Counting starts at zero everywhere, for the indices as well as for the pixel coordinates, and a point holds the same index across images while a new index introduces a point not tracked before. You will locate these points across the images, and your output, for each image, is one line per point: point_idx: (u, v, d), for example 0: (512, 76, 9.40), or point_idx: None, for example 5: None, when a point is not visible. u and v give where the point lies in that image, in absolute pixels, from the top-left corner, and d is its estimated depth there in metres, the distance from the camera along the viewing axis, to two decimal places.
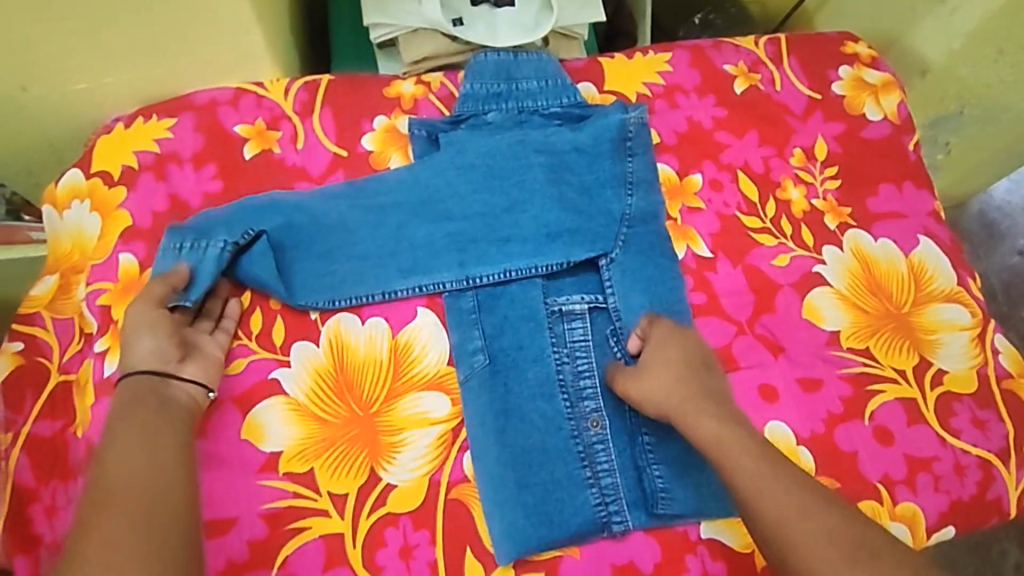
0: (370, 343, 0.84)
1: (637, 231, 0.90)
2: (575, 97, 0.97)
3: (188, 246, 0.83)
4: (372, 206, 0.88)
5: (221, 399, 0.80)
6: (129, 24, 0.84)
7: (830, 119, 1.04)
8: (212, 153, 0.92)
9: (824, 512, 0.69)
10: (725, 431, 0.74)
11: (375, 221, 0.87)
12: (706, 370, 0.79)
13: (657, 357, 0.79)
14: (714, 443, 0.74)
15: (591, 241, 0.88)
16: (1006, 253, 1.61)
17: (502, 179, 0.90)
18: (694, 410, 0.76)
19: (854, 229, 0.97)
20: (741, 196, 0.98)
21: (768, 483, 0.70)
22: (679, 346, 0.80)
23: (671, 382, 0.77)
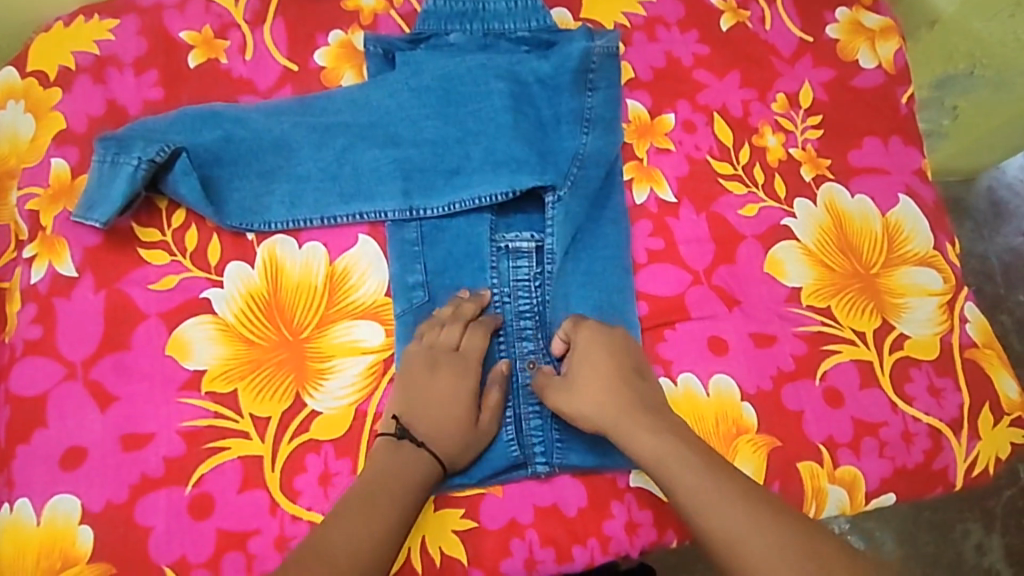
0: (306, 267, 0.80)
1: (591, 169, 0.85)
2: (545, 21, 0.91)
3: (110, 160, 0.77)
4: (319, 125, 0.84)
5: (147, 313, 0.77)
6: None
7: (819, 64, 0.97)
8: (154, 58, 0.87)
9: (775, 522, 0.65)
10: (673, 446, 0.71)
11: (318, 142, 0.84)
12: (637, 374, 0.76)
13: (586, 372, 0.76)
14: (654, 459, 0.71)
15: (540, 171, 0.82)
16: (1010, 234, 1.53)
17: (456, 106, 0.85)
18: (636, 428, 0.72)
19: (830, 182, 0.92)
20: (715, 140, 0.92)
21: (722, 501, 0.67)
22: (607, 351, 0.76)
23: (605, 398, 0.74)
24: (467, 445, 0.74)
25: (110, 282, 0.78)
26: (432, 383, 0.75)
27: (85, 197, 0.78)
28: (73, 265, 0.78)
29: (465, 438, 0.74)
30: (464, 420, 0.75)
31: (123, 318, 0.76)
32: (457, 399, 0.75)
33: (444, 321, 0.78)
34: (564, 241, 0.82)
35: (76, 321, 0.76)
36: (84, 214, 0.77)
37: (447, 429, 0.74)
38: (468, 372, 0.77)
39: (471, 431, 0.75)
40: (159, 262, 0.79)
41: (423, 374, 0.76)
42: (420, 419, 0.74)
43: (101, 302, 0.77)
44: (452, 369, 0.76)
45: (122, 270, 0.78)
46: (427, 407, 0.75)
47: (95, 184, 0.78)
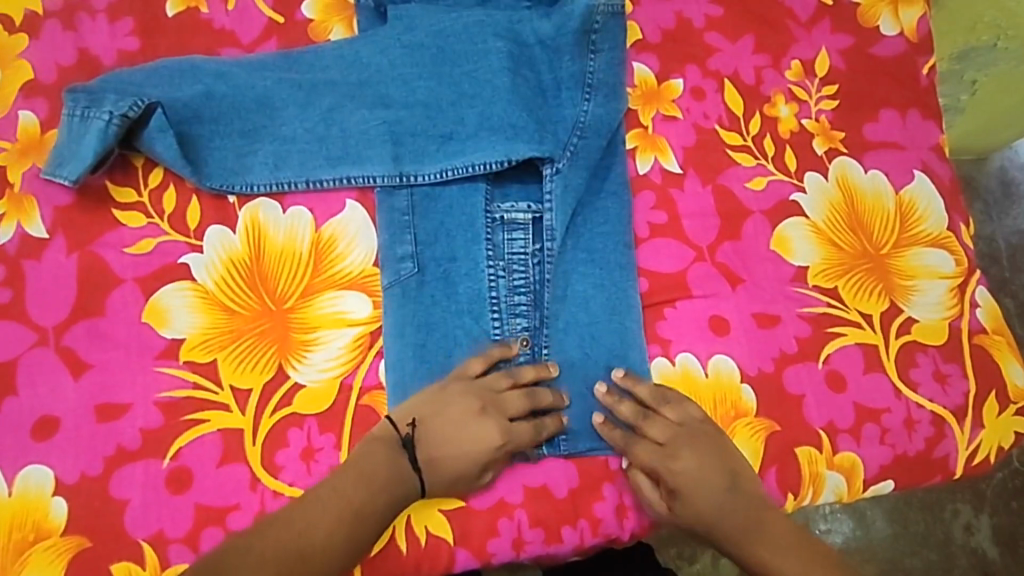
0: (290, 233, 0.77)
1: (589, 142, 0.81)
2: None
3: (80, 114, 0.73)
4: (306, 84, 0.80)
5: (123, 278, 0.73)
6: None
7: (838, 29, 0.91)
8: (129, 5, 0.82)
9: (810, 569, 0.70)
10: (779, 551, 0.71)
11: (304, 101, 0.80)
12: (731, 480, 0.72)
13: (693, 501, 0.71)
14: (762, 572, 0.71)
15: (537, 140, 0.78)
16: (1019, 216, 1.49)
17: (451, 65, 0.81)
18: (750, 544, 0.71)
19: (843, 156, 0.88)
20: (725, 108, 0.87)
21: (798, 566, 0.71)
22: (702, 467, 0.72)
23: (719, 519, 0.71)
24: (452, 489, 0.70)
25: (83, 244, 0.74)
26: (467, 429, 0.70)
27: (54, 153, 0.73)
28: (43, 226, 0.74)
29: (454, 488, 0.70)
30: (465, 470, 0.69)
31: (97, 282, 0.73)
32: (470, 453, 0.70)
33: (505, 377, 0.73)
34: (562, 214, 0.79)
35: (46, 284, 0.72)
36: (54, 172, 0.73)
37: (443, 466, 0.69)
38: (502, 436, 0.71)
39: (467, 484, 0.70)
40: (135, 225, 0.75)
41: (471, 420, 0.70)
42: (438, 443, 0.70)
43: (73, 265, 0.73)
44: (491, 426, 0.70)
45: (96, 232, 0.74)
46: (448, 441, 0.70)
47: (66, 139, 0.73)
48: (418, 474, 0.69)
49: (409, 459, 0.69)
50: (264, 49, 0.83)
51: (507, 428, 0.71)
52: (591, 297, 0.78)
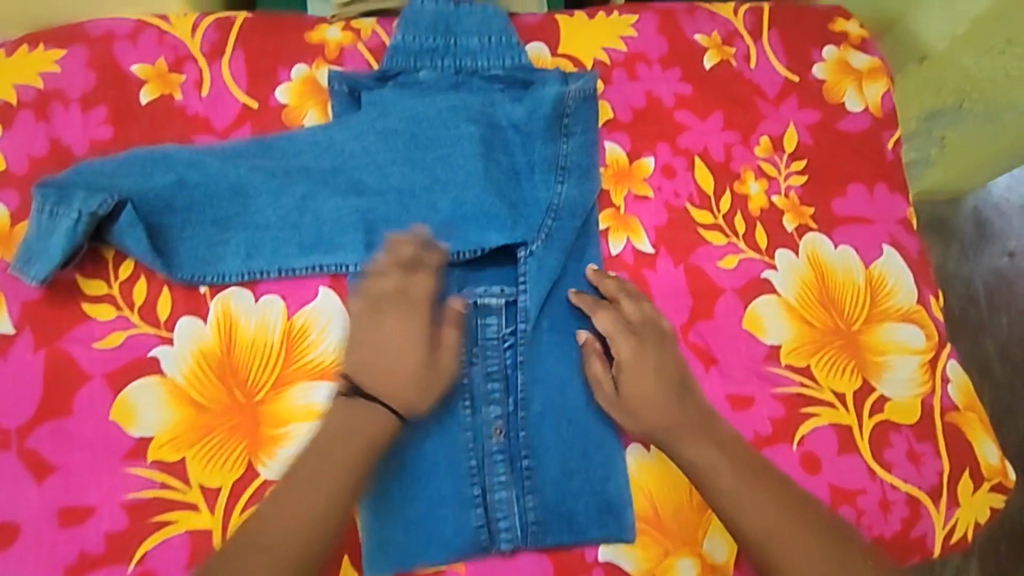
0: (262, 323, 0.77)
1: (563, 224, 0.82)
2: (519, 58, 0.87)
3: (49, 210, 0.73)
4: (278, 173, 0.80)
5: (92, 374, 0.73)
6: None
7: (804, 105, 0.93)
8: (102, 93, 0.82)
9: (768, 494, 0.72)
10: (711, 447, 0.74)
11: (275, 189, 0.79)
12: (681, 383, 0.76)
13: (639, 381, 0.76)
14: (701, 467, 0.73)
15: (510, 228, 0.80)
16: (994, 255, 1.49)
17: (423, 151, 0.82)
18: (687, 440, 0.74)
19: (813, 232, 0.89)
20: (695, 186, 0.89)
21: (753, 500, 0.71)
22: (653, 356, 0.77)
23: (663, 408, 0.75)
24: (422, 378, 0.71)
25: (51, 339, 0.73)
26: (401, 337, 0.71)
27: (24, 250, 0.73)
28: (11, 321, 0.73)
29: (422, 375, 0.71)
30: (421, 357, 0.71)
31: (65, 379, 0.72)
32: (414, 333, 0.71)
33: (384, 271, 0.73)
34: (537, 298, 0.79)
35: (13, 383, 0.71)
36: (23, 271, 0.73)
37: (397, 364, 0.71)
38: (421, 310, 0.72)
39: (431, 367, 0.72)
40: (106, 317, 0.75)
41: (386, 321, 0.71)
42: (372, 370, 0.71)
43: (40, 362, 0.72)
44: (414, 319, 0.72)
45: (65, 326, 0.74)
46: (381, 352, 0.71)
47: (35, 235, 0.73)
48: (380, 403, 0.70)
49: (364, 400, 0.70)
50: (237, 136, 0.83)
51: (400, 294, 0.72)
52: (567, 382, 0.78)
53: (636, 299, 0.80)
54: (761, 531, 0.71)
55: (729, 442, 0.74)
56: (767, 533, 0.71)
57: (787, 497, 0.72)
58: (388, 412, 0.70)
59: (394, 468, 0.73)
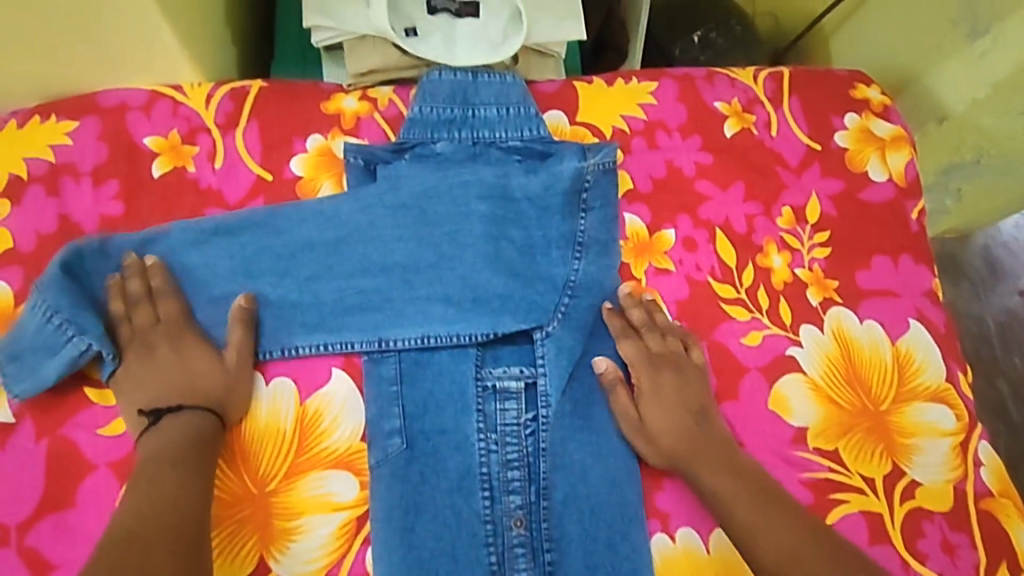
0: (274, 409, 0.75)
1: (579, 302, 0.81)
2: (538, 130, 0.85)
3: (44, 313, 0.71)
4: (284, 253, 0.78)
5: (96, 463, 0.71)
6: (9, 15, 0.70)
7: (827, 174, 0.91)
8: (114, 167, 0.80)
9: (779, 515, 0.71)
10: (730, 475, 0.74)
11: (283, 270, 0.78)
12: (699, 412, 0.78)
13: (660, 410, 0.77)
14: (721, 495, 0.73)
15: (522, 312, 0.79)
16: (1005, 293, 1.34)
17: (432, 227, 0.80)
18: (708, 467, 0.74)
19: (838, 307, 0.87)
20: (717, 259, 0.87)
21: (766, 525, 0.71)
22: (673, 386, 0.78)
23: (684, 435, 0.76)
24: (233, 386, 0.74)
25: (54, 427, 0.71)
26: (182, 361, 0.74)
27: (12, 356, 0.71)
28: (10, 410, 0.72)
29: (220, 381, 0.73)
30: (207, 362, 0.74)
31: (68, 470, 0.70)
32: (184, 356, 0.74)
33: (127, 313, 0.74)
34: (556, 381, 0.78)
35: (16, 474, 0.70)
36: (5, 379, 0.71)
37: (202, 374, 0.73)
38: (184, 329, 0.75)
39: (224, 372, 0.74)
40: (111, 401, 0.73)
41: (130, 366, 0.73)
42: (161, 394, 0.72)
43: (42, 451, 0.71)
44: (197, 340, 0.75)
45: (68, 412, 0.72)
46: (168, 383, 0.72)
47: (31, 336, 0.71)
48: (186, 413, 0.71)
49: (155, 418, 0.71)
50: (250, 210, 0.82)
51: (175, 323, 0.75)
52: (590, 468, 0.76)
53: (663, 329, 0.81)
54: (779, 557, 0.69)
55: (749, 472, 0.74)
56: (783, 557, 0.69)
57: (790, 513, 0.72)
58: (204, 413, 0.72)
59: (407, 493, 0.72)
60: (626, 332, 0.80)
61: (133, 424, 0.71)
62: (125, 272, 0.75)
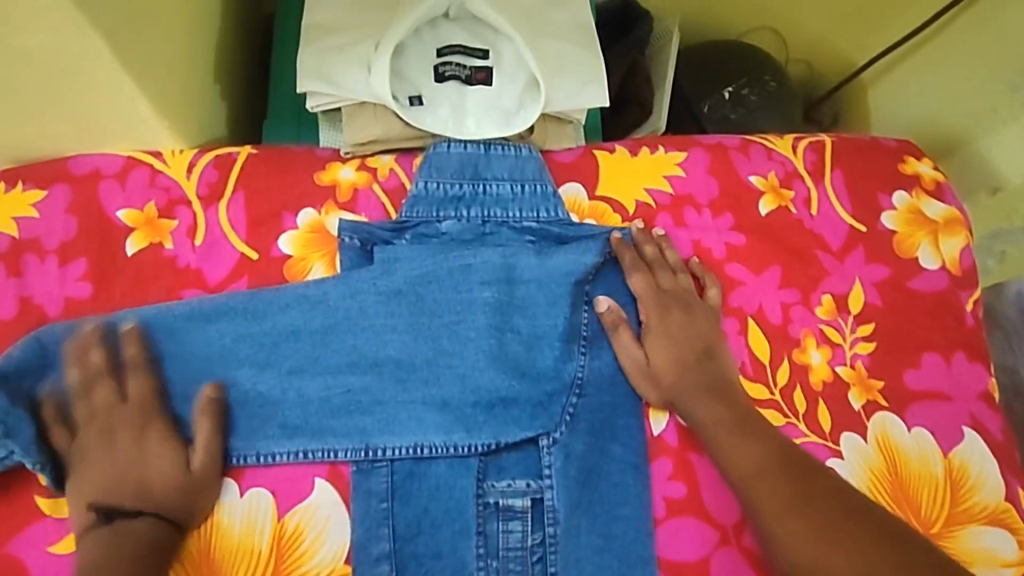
0: (249, 525, 0.66)
1: (589, 401, 0.72)
2: (556, 211, 0.77)
3: None
4: (264, 341, 0.70)
5: None
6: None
7: (872, 259, 0.83)
8: (84, 244, 0.73)
9: (759, 443, 0.68)
10: (721, 404, 0.70)
11: (263, 361, 0.70)
12: (705, 349, 0.73)
13: (667, 348, 0.73)
14: (710, 426, 0.70)
15: (528, 418, 0.70)
16: None
17: (430, 318, 0.72)
18: (703, 402, 0.71)
19: (884, 411, 0.78)
20: (749, 354, 0.78)
21: (742, 450, 0.68)
22: (683, 322, 0.74)
23: (684, 371, 0.72)
24: (197, 489, 0.65)
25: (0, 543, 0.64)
26: (138, 454, 0.64)
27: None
28: None
29: (180, 484, 0.64)
30: (169, 462, 0.65)
31: None
32: (144, 447, 0.65)
33: (88, 387, 0.66)
34: (565, 497, 0.69)
35: None
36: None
37: (159, 476, 0.64)
38: (150, 416, 0.66)
39: (185, 476, 0.65)
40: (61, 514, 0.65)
41: (87, 454, 0.65)
42: (117, 492, 0.63)
43: None
44: (161, 432, 0.66)
45: (15, 525, 0.65)
46: (122, 477, 0.64)
47: None
48: (143, 517, 0.63)
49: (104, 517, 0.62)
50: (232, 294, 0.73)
51: (144, 405, 0.66)
52: None
53: (673, 267, 0.77)
54: (753, 479, 0.67)
55: (749, 422, 0.70)
56: (754, 478, 0.67)
57: (767, 436, 0.69)
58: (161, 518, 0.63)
59: (377, 425, 0.69)
60: (636, 266, 0.76)
61: (82, 522, 0.63)
62: (82, 339, 0.67)
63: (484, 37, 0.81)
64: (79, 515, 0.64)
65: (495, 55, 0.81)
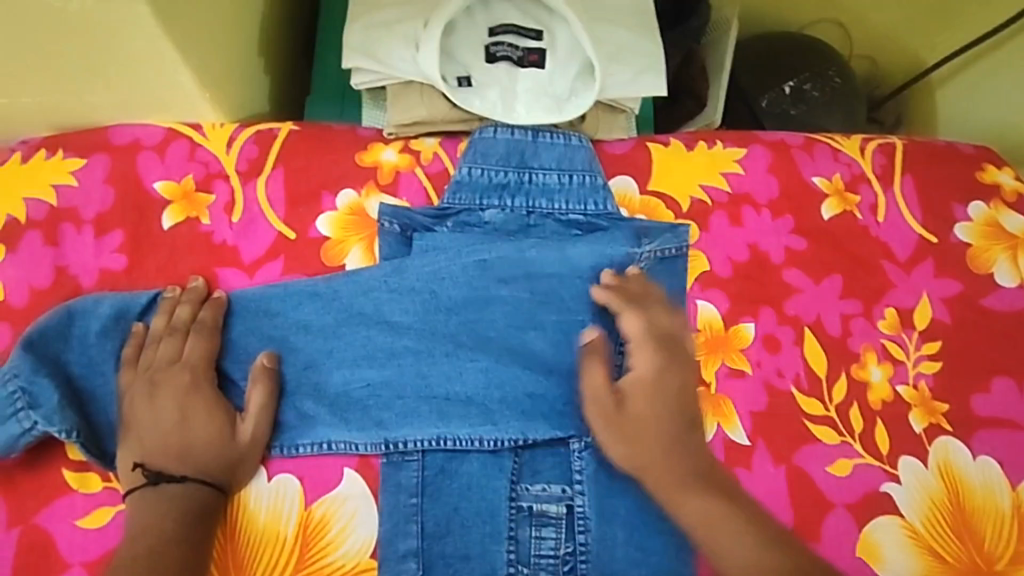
0: (275, 511, 0.64)
1: None
2: (605, 203, 0.73)
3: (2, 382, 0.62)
4: (282, 334, 0.67)
5: (66, 560, 0.61)
6: (28, 51, 0.62)
7: (942, 273, 0.77)
8: (121, 216, 0.71)
9: (772, 549, 0.59)
10: (717, 501, 0.62)
11: (278, 350, 0.67)
12: (689, 421, 0.66)
13: (655, 405, 0.65)
14: (700, 527, 0.61)
15: (558, 417, 0.67)
16: None
17: (446, 313, 0.68)
18: (692, 494, 0.62)
19: (947, 436, 0.72)
20: (804, 366, 0.73)
21: (745, 548, 0.60)
22: (670, 386, 0.66)
23: (668, 446, 0.64)
24: (236, 464, 0.63)
25: (27, 515, 0.62)
26: (188, 413, 0.63)
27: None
28: None
29: (222, 457, 0.62)
30: (214, 428, 0.63)
31: (33, 561, 0.60)
32: (206, 410, 0.63)
33: (160, 337, 0.66)
34: (596, 502, 0.66)
35: None
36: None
37: (202, 442, 0.62)
38: (200, 383, 0.64)
39: (231, 445, 0.63)
40: (92, 489, 0.63)
41: (144, 395, 0.63)
42: (160, 451, 0.62)
43: (12, 542, 0.61)
44: (211, 398, 0.64)
45: (41, 499, 0.62)
46: (177, 431, 0.62)
47: None
48: (186, 482, 0.61)
49: (155, 476, 0.61)
50: (269, 274, 0.70)
51: (201, 366, 0.65)
52: None
53: (670, 321, 0.69)
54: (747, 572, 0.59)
55: (755, 517, 0.61)
56: (749, 565, 0.59)
57: (778, 539, 0.60)
58: (205, 484, 0.61)
59: (396, 416, 0.66)
60: (635, 309, 0.67)
61: (128, 475, 0.62)
62: (178, 294, 0.68)
63: (539, 18, 0.77)
64: (126, 468, 0.62)
65: (549, 37, 0.77)
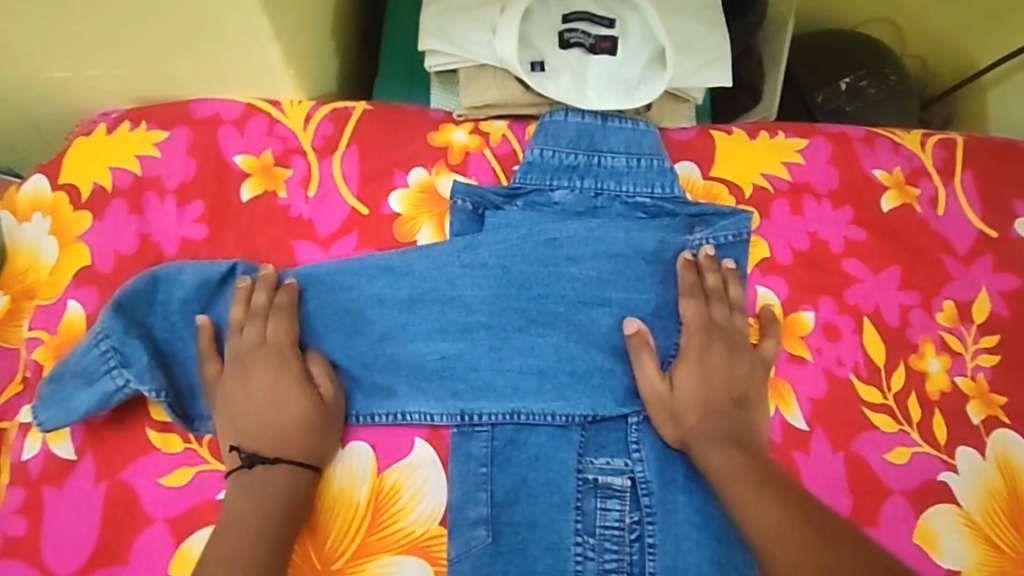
0: (349, 476, 0.66)
1: None
2: (672, 186, 0.75)
3: (95, 345, 0.65)
4: (351, 307, 0.69)
5: (150, 513, 0.63)
6: (130, 22, 0.64)
7: (1001, 268, 0.78)
8: (201, 187, 0.73)
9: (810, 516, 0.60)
10: (748, 464, 0.63)
11: (349, 329, 0.69)
12: (739, 396, 0.68)
13: (697, 381, 0.67)
14: (724, 473, 0.64)
15: (624, 392, 0.69)
16: None
17: (518, 288, 0.70)
18: (719, 455, 0.64)
19: (1004, 428, 0.73)
20: (864, 355, 0.74)
21: (781, 526, 0.59)
22: (724, 363, 0.68)
23: (710, 416, 0.66)
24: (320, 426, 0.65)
25: (113, 470, 0.64)
26: (271, 377, 0.65)
27: (52, 377, 0.65)
28: (71, 446, 0.65)
29: (308, 419, 0.64)
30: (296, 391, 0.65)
31: (119, 513, 0.63)
32: (286, 376, 0.65)
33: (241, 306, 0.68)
34: (658, 475, 0.67)
35: (67, 518, 0.63)
36: (35, 402, 0.64)
37: (287, 403, 0.64)
38: (283, 349, 0.66)
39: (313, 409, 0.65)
40: (173, 449, 0.65)
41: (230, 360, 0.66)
42: (245, 410, 0.64)
43: (100, 495, 0.63)
44: (294, 363, 0.66)
45: (127, 455, 0.65)
46: (262, 396, 0.64)
47: (73, 375, 0.64)
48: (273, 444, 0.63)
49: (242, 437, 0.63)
50: (343, 248, 0.73)
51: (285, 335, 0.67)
52: None
53: (733, 304, 0.71)
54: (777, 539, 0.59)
55: (795, 494, 0.62)
56: (775, 531, 0.59)
57: (814, 507, 0.61)
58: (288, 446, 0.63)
59: (467, 389, 0.68)
60: (692, 289, 0.70)
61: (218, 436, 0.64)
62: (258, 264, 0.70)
63: (610, 5, 0.79)
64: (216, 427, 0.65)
65: (621, 25, 0.78)
